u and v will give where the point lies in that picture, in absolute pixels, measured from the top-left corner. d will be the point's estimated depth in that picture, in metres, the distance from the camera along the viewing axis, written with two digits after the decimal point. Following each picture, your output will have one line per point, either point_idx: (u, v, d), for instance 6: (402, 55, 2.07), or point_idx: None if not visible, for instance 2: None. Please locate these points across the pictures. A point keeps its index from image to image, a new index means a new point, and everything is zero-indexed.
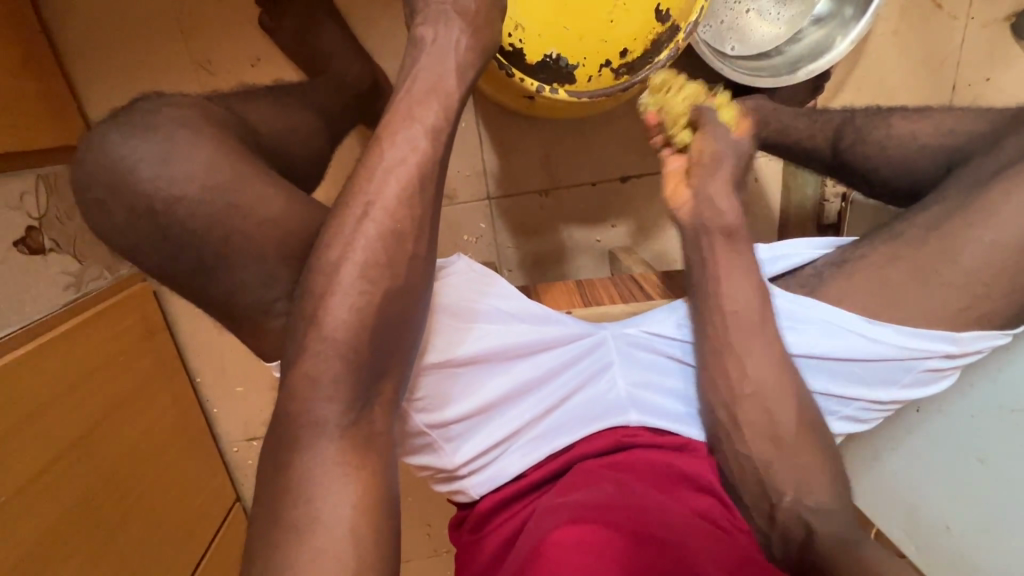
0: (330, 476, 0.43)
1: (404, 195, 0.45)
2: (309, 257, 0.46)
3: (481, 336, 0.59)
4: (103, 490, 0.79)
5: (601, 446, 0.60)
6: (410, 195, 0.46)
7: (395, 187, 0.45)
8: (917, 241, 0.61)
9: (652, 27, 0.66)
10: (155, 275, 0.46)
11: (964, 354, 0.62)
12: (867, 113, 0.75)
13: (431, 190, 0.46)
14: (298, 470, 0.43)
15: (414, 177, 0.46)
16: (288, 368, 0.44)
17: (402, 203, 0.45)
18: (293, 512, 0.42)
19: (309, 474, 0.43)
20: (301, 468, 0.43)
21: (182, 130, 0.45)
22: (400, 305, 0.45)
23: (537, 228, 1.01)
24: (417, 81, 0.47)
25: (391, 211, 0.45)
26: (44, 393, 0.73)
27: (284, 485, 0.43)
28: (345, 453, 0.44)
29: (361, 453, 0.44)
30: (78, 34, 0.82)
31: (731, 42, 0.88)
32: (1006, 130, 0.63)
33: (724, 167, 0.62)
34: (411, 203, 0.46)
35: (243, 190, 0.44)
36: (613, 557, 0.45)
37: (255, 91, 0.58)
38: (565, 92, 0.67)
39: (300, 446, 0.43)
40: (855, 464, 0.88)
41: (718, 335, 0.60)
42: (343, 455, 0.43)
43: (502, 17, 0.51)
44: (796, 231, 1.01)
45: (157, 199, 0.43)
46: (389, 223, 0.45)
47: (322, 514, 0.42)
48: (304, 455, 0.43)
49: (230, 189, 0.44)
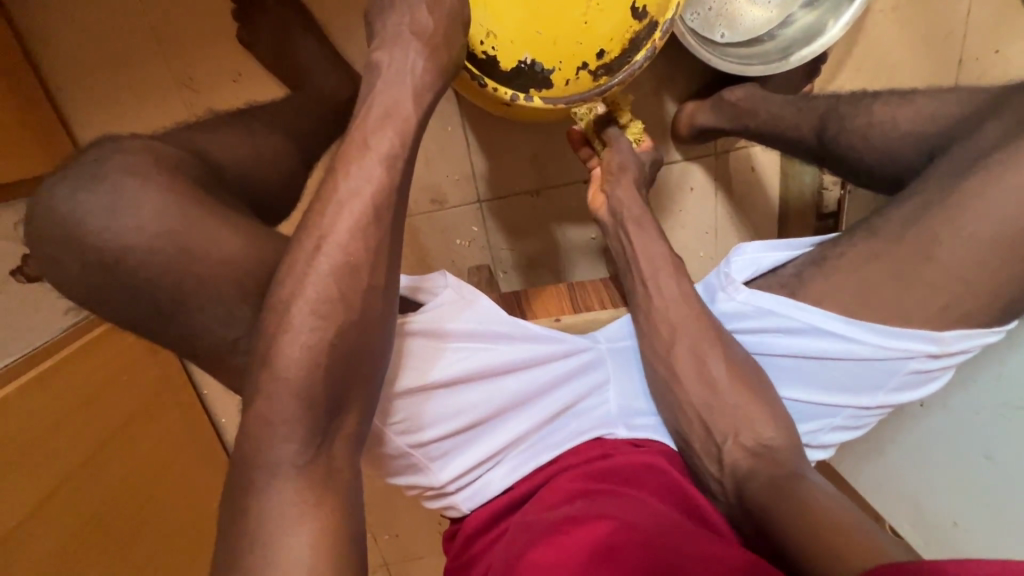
0: (287, 514, 0.45)
1: (356, 226, 0.47)
2: (266, 294, 0.48)
3: (464, 357, 0.60)
4: (113, 506, 0.82)
5: (588, 456, 0.62)
6: (364, 226, 0.47)
7: (349, 218, 0.47)
8: (894, 237, 0.59)
9: (629, 26, 0.64)
10: (120, 319, 0.48)
11: (948, 353, 0.59)
12: (852, 99, 0.73)
13: (387, 219, 0.48)
14: (258, 509, 0.45)
15: (368, 209, 0.47)
16: (246, 405, 0.46)
17: (355, 234, 0.47)
18: (251, 557, 0.44)
19: (267, 513, 0.45)
20: (261, 509, 0.45)
21: (144, 181, 0.47)
22: (355, 337, 0.47)
23: (528, 228, 1.00)
24: (373, 108, 0.49)
25: (343, 245, 0.46)
26: (51, 418, 0.74)
27: (245, 524, 0.45)
28: (302, 492, 0.45)
29: (319, 490, 0.46)
30: (59, 54, 0.81)
31: (720, 29, 0.85)
32: (991, 110, 0.59)
33: (628, 173, 0.72)
34: (365, 234, 0.47)
35: (195, 235, 0.47)
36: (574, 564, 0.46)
37: (221, 122, 0.59)
38: (541, 99, 0.66)
39: (257, 487, 0.45)
40: (849, 455, 0.86)
41: (689, 339, 0.62)
42: (299, 494, 0.45)
43: (461, 42, 0.53)
44: (797, 220, 0.99)
45: (107, 251, 0.45)
46: (342, 256, 0.46)
47: (279, 554, 0.43)
48: (264, 495, 0.45)
49: (182, 234, 0.46)
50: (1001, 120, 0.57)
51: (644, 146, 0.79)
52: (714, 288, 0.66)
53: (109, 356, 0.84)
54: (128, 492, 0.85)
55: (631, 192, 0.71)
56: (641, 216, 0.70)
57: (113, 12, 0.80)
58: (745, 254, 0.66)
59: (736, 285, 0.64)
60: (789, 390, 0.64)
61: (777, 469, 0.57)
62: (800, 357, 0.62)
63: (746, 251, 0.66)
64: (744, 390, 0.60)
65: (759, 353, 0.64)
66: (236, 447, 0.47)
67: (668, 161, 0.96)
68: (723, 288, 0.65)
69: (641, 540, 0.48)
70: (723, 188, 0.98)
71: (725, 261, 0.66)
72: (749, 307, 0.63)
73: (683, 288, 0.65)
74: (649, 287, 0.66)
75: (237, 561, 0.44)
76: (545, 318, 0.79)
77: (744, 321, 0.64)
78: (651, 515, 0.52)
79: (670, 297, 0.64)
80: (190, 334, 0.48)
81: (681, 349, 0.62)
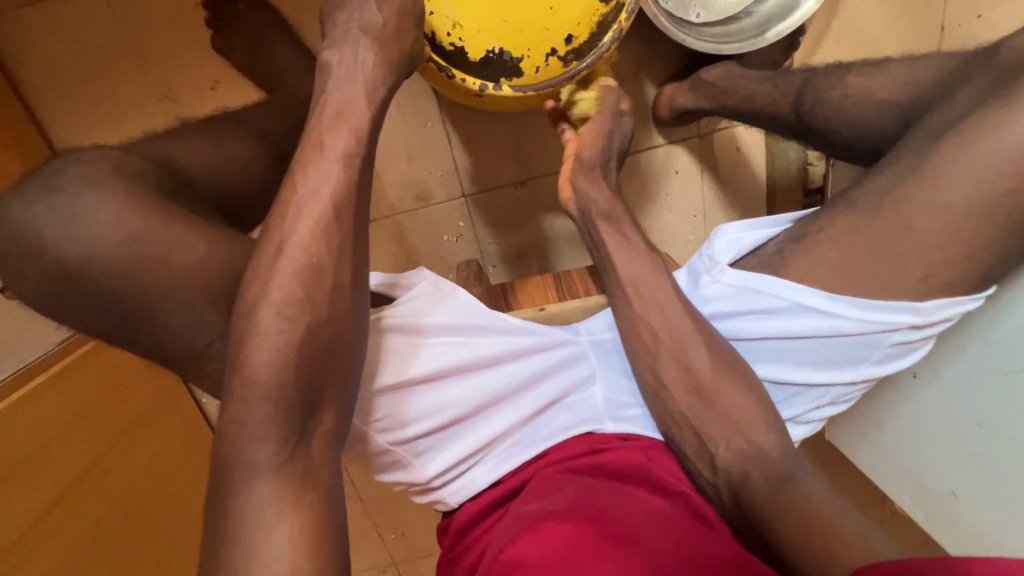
0: (267, 515, 0.45)
1: (318, 226, 0.48)
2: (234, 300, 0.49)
3: (440, 354, 0.61)
4: (108, 519, 0.82)
5: (575, 451, 0.63)
6: (326, 225, 0.48)
7: (309, 219, 0.48)
8: (872, 210, 0.59)
9: (596, 9, 0.64)
10: (96, 327, 0.50)
11: (930, 323, 0.60)
12: (827, 71, 0.73)
13: (348, 216, 0.49)
14: (236, 510, 0.45)
15: (329, 207, 0.49)
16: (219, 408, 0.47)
17: (317, 235, 0.48)
18: (232, 558, 0.44)
19: (246, 515, 0.45)
20: (241, 509, 0.45)
21: (105, 191, 0.49)
22: (325, 336, 0.48)
23: (515, 220, 1.00)
24: (328, 107, 0.51)
25: (305, 245, 0.48)
26: (44, 434, 0.75)
27: (226, 525, 0.45)
28: (281, 491, 0.46)
29: (297, 488, 0.46)
30: (37, 72, 0.82)
31: (696, 9, 0.84)
32: (961, 77, 0.60)
33: (596, 164, 0.70)
34: (328, 234, 0.48)
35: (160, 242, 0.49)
36: (548, 558, 0.48)
37: (192, 131, 0.62)
38: (511, 88, 0.66)
39: (236, 489, 0.46)
40: (850, 419, 0.89)
41: (671, 338, 0.61)
42: (278, 493, 0.46)
43: (416, 39, 0.56)
44: (783, 201, 0.98)
45: (71, 262, 0.47)
46: (305, 257, 0.48)
47: (259, 554, 0.44)
48: (243, 498, 0.45)
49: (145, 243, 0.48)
50: (973, 86, 0.58)
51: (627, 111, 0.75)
52: (697, 272, 0.66)
53: (98, 372, 0.83)
54: (132, 504, 0.86)
55: (598, 186, 0.69)
56: (609, 212, 0.67)
57: (86, 24, 0.80)
58: (726, 232, 0.66)
59: (720, 267, 0.64)
60: (773, 368, 0.64)
61: (773, 473, 0.57)
62: (783, 333, 0.62)
63: (726, 232, 0.66)
64: (731, 388, 0.60)
65: (747, 338, 0.63)
66: (213, 450, 0.47)
67: (651, 145, 0.95)
68: (708, 271, 0.64)
69: (619, 533, 0.50)
70: (708, 169, 0.98)
71: (707, 243, 0.66)
72: (733, 288, 0.63)
73: (672, 286, 0.63)
74: (627, 291, 0.64)
75: (217, 562, 0.44)
76: (529, 308, 0.79)
77: (738, 302, 0.63)
78: (633, 516, 0.53)
79: (659, 295, 0.63)
80: (166, 339, 0.50)
81: (665, 346, 0.62)
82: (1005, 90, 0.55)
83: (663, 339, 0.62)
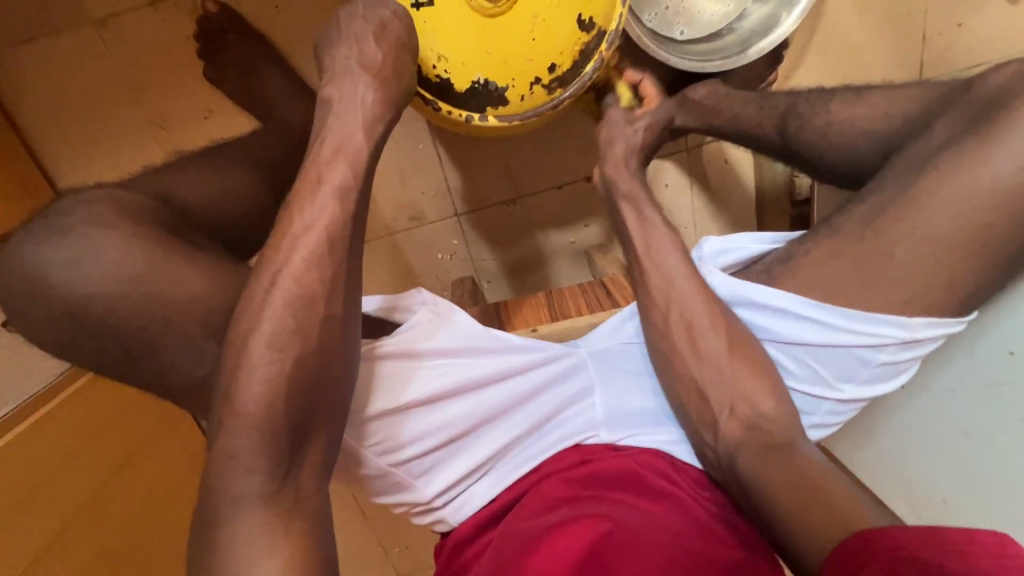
0: (254, 545, 0.46)
1: (311, 258, 0.49)
2: (226, 330, 0.51)
3: (436, 376, 0.62)
4: (115, 545, 0.84)
5: (568, 462, 0.65)
6: (317, 259, 0.50)
7: (305, 251, 0.50)
8: (856, 237, 0.61)
9: (577, 38, 0.65)
10: (92, 362, 0.51)
11: (917, 340, 0.61)
12: (810, 96, 0.74)
13: (341, 248, 0.51)
14: (224, 541, 0.46)
15: (323, 240, 0.50)
16: (210, 439, 0.48)
17: (310, 268, 0.50)
18: None
19: (234, 546, 0.46)
20: (229, 541, 0.46)
21: (99, 230, 0.50)
22: (314, 368, 0.49)
23: (509, 237, 1.02)
24: (327, 140, 0.52)
25: (298, 277, 0.49)
26: (50, 464, 0.76)
27: (214, 555, 0.46)
28: (268, 522, 0.47)
29: (285, 520, 0.48)
30: (33, 105, 0.83)
31: (679, 26, 0.85)
32: (937, 109, 0.62)
33: (618, 146, 0.76)
34: (320, 267, 0.50)
35: (156, 277, 0.50)
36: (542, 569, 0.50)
37: (185, 162, 0.63)
38: (496, 117, 0.67)
39: (223, 521, 0.47)
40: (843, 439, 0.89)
41: (682, 304, 0.63)
42: (265, 525, 0.47)
43: (412, 72, 0.57)
44: (771, 211, 1.00)
45: (67, 299, 0.49)
46: (297, 290, 0.49)
47: None
48: (230, 529, 0.47)
49: (141, 278, 0.50)
50: (952, 116, 0.60)
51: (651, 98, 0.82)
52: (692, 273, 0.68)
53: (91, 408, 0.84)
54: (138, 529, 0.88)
55: (621, 167, 0.75)
56: (631, 194, 0.72)
57: (81, 58, 0.82)
58: (714, 242, 0.70)
59: (709, 265, 0.67)
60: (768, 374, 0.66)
61: (769, 440, 0.58)
62: (777, 338, 0.64)
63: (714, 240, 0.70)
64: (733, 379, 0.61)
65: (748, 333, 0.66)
66: (202, 482, 0.48)
67: None
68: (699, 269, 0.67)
69: (606, 543, 0.51)
70: (698, 181, 0.99)
71: (696, 249, 0.70)
72: (736, 287, 0.64)
73: (686, 263, 0.65)
74: (647, 264, 0.66)
75: None
76: (522, 329, 0.81)
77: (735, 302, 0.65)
78: (625, 520, 0.54)
79: (673, 267, 0.65)
80: (163, 372, 0.52)
81: (682, 301, 0.63)
82: (982, 129, 0.56)
83: (674, 303, 0.63)
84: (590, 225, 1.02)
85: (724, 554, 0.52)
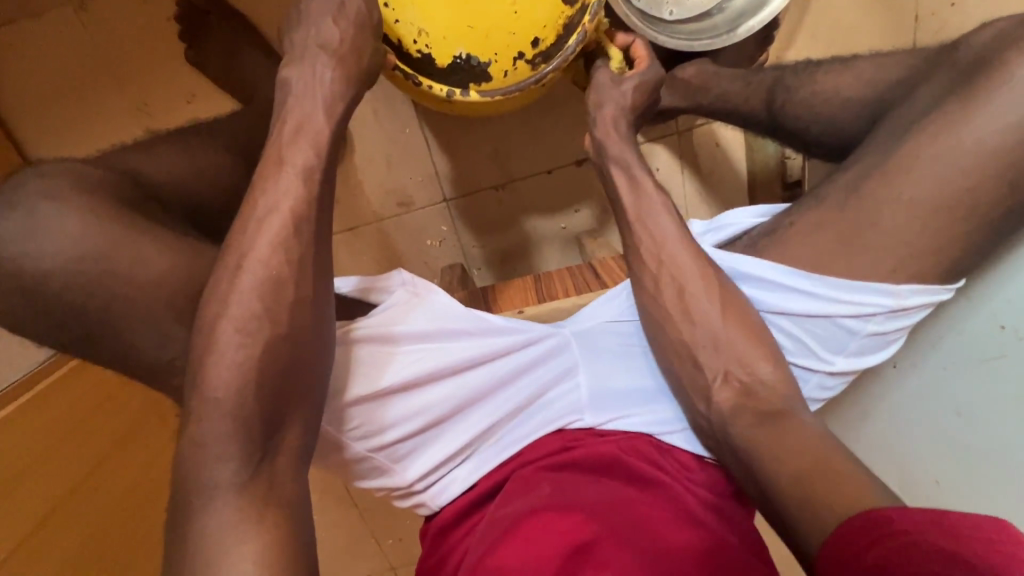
0: (227, 532, 0.45)
1: (277, 241, 0.49)
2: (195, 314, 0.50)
3: (413, 360, 0.61)
4: (103, 529, 0.83)
5: (550, 448, 0.63)
6: (285, 242, 0.49)
7: (270, 233, 0.49)
8: (838, 206, 0.61)
9: (561, 11, 0.64)
10: (59, 339, 0.51)
11: (906, 308, 0.60)
12: (797, 69, 0.74)
13: (308, 229, 0.50)
14: (198, 529, 0.45)
15: (288, 222, 0.49)
16: (180, 424, 0.48)
17: (277, 250, 0.49)
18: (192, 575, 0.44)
19: (207, 534, 0.45)
20: (202, 528, 0.45)
21: (61, 206, 0.50)
22: (286, 352, 0.49)
23: (500, 223, 1.01)
24: (287, 123, 0.52)
25: (265, 261, 0.49)
26: (39, 447, 0.76)
27: (186, 544, 0.45)
28: (243, 508, 0.46)
29: (261, 505, 0.47)
30: (10, 85, 0.82)
31: (668, 6, 0.82)
32: (926, 73, 0.61)
33: (606, 111, 0.72)
34: (288, 248, 0.49)
35: (119, 256, 0.50)
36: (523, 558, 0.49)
37: (156, 142, 0.62)
38: (479, 92, 0.66)
39: (196, 510, 0.46)
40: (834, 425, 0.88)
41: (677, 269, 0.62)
42: (240, 511, 0.46)
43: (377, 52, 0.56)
44: (764, 193, 0.98)
45: (29, 276, 0.48)
46: (263, 271, 0.48)
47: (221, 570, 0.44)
48: (202, 517, 0.46)
49: (105, 256, 0.49)
50: (931, 83, 0.60)
51: (639, 53, 0.77)
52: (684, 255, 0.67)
53: (71, 397, 0.82)
54: (124, 521, 0.87)
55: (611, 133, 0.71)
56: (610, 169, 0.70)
57: (57, 40, 0.81)
58: (701, 222, 0.69)
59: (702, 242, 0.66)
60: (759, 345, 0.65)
61: (766, 407, 0.58)
62: (763, 315, 0.63)
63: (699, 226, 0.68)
64: (714, 361, 0.61)
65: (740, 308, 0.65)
66: (174, 468, 0.48)
67: None
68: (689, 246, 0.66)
69: (584, 532, 0.50)
70: (689, 164, 0.98)
71: (687, 227, 0.68)
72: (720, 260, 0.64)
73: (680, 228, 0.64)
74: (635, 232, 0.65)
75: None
76: (510, 310, 0.80)
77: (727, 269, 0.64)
78: (602, 505, 0.53)
79: (663, 233, 0.64)
80: (132, 352, 0.51)
81: (665, 285, 0.62)
82: (965, 87, 0.56)
83: (663, 279, 0.63)
84: (580, 210, 1.01)
85: (706, 539, 0.52)
